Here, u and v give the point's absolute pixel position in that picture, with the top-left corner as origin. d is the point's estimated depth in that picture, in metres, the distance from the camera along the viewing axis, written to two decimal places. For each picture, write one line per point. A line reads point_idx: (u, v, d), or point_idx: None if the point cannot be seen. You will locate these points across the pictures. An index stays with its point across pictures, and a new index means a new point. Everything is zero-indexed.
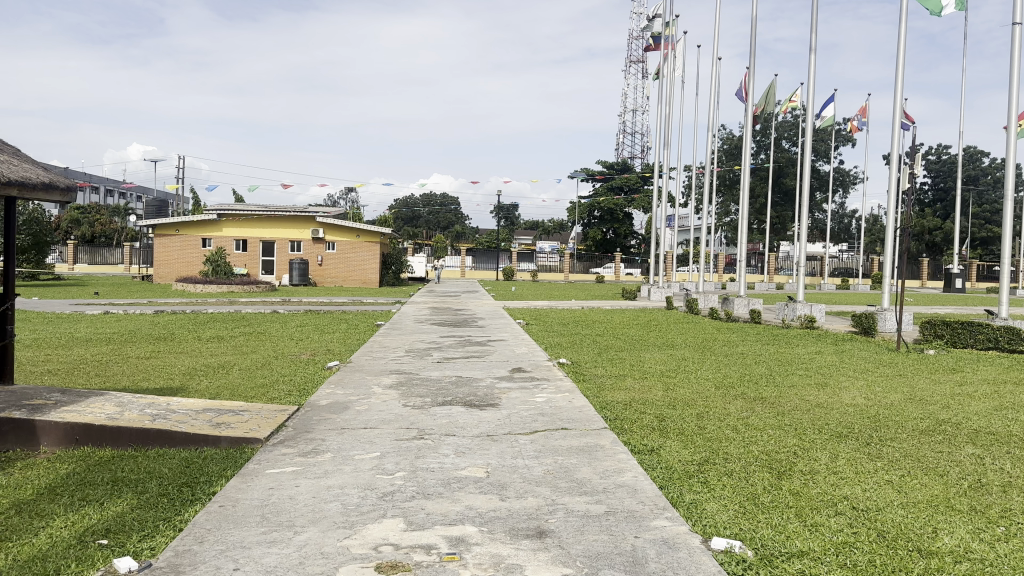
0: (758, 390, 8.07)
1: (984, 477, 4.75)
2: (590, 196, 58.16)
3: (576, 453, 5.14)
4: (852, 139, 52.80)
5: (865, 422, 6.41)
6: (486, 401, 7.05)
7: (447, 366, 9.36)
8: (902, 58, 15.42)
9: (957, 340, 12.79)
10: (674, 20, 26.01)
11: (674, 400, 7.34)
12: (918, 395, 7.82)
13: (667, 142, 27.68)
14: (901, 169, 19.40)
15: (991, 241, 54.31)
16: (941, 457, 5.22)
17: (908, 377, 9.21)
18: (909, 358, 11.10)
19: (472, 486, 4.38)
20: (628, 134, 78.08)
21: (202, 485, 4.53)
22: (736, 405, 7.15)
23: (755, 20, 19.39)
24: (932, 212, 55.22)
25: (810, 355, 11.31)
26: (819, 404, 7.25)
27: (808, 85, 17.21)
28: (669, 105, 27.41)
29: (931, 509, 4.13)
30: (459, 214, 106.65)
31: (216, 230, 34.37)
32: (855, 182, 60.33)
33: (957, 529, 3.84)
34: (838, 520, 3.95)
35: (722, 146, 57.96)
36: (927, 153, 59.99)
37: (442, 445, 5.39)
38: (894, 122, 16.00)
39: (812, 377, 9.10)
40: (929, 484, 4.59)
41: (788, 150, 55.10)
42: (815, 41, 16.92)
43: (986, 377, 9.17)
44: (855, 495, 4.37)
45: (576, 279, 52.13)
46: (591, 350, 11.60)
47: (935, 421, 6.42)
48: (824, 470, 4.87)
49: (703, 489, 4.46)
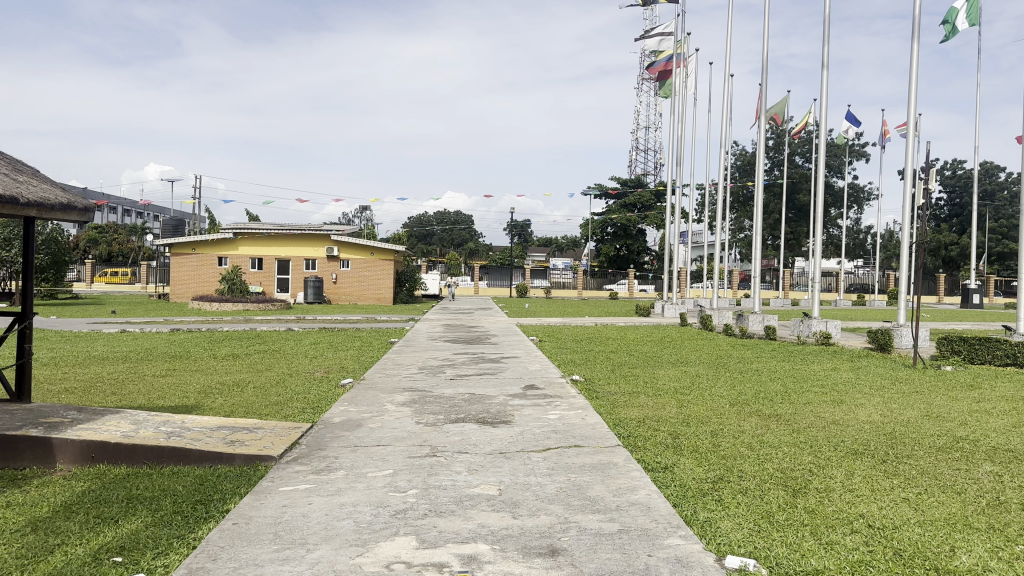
0: (773, 407, 8.00)
1: (1003, 494, 4.69)
2: (603, 213, 58.23)
3: (589, 470, 5.12)
4: (867, 155, 52.63)
5: (881, 438, 6.36)
6: (499, 418, 7.05)
7: (460, 383, 9.35)
8: (915, 75, 15.43)
9: (975, 356, 12.63)
10: (686, 38, 26.21)
11: (687, 417, 7.30)
12: (934, 412, 7.72)
13: (680, 159, 27.65)
14: (915, 185, 19.18)
15: (1008, 257, 53.80)
16: (959, 475, 5.16)
17: (925, 394, 9.09)
18: (926, 375, 10.94)
19: (485, 504, 4.37)
20: (641, 150, 77.63)
21: (215, 503, 4.54)
22: (750, 422, 7.11)
23: (766, 35, 19.50)
24: (948, 228, 54.95)
25: (825, 372, 11.18)
26: (835, 421, 7.20)
27: (820, 101, 17.21)
28: (682, 122, 27.55)
29: (949, 527, 4.08)
30: (472, 232, 107.16)
31: (231, 248, 34.69)
32: (870, 198, 60.03)
33: (975, 547, 3.78)
34: (854, 538, 3.92)
35: (735, 162, 57.98)
36: (942, 168, 59.70)
37: (455, 462, 5.40)
38: (908, 134, 15.89)
39: (827, 394, 9.01)
40: (946, 501, 4.54)
41: (801, 165, 55.04)
42: (827, 56, 16.97)
43: (1002, 394, 9.04)
44: (872, 512, 4.33)
45: (590, 296, 52.05)
46: (605, 368, 11.55)
47: (951, 438, 6.36)
48: (840, 488, 4.82)
49: (718, 507, 4.42)
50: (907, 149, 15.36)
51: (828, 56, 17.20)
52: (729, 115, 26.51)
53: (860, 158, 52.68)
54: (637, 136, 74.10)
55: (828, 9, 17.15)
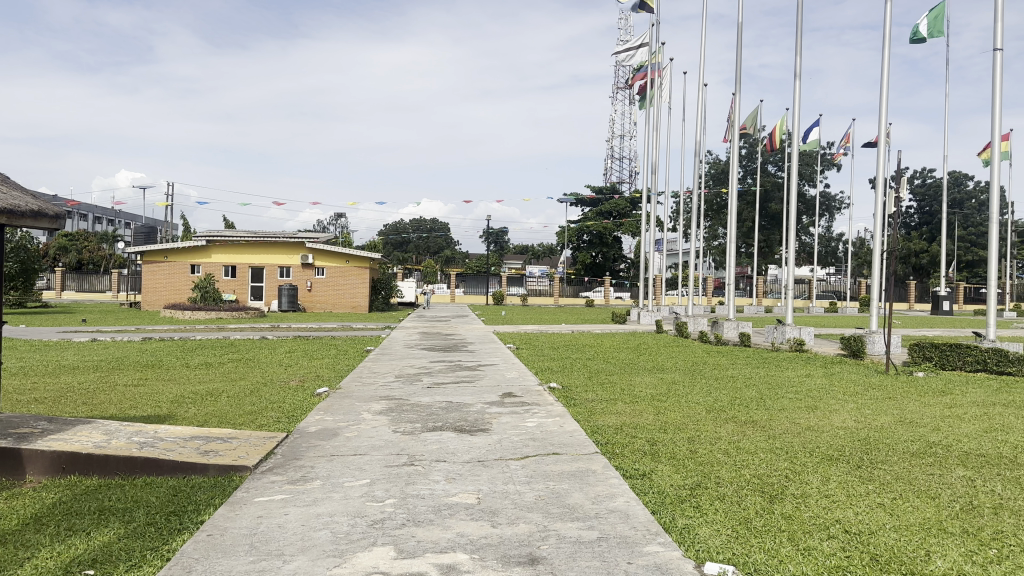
0: (748, 413, 8.06)
1: (976, 498, 4.76)
2: (579, 220, 58.50)
3: (567, 478, 5.12)
4: (838, 163, 53.53)
5: (854, 443, 6.44)
6: (477, 426, 7.02)
7: (437, 391, 9.30)
8: (885, 86, 15.72)
9: (945, 361, 12.84)
10: (661, 48, 26.44)
11: (665, 424, 7.32)
12: (907, 417, 7.85)
13: (655, 168, 27.87)
14: (887, 194, 19.49)
15: (977, 264, 54.94)
16: (932, 479, 5.24)
17: (897, 400, 9.20)
18: (898, 381, 11.07)
19: (463, 513, 4.35)
20: (616, 158, 77.78)
21: (189, 514, 4.47)
22: (726, 429, 7.14)
23: (740, 46, 19.77)
24: (919, 235, 56.03)
25: (799, 379, 11.27)
26: (809, 427, 7.27)
27: (792, 110, 17.44)
28: (657, 131, 27.80)
29: (923, 532, 4.13)
30: (449, 240, 107.13)
31: (204, 255, 34.35)
32: (842, 206, 60.92)
33: (950, 552, 3.83)
34: (831, 544, 3.95)
35: (708, 171, 58.69)
36: (913, 176, 60.76)
37: (433, 471, 5.37)
38: (878, 144, 16.16)
39: (802, 400, 9.07)
40: (921, 506, 4.60)
41: (774, 174, 55.80)
42: (800, 66, 17.22)
43: (973, 399, 9.22)
44: (848, 518, 4.37)
45: (566, 303, 52.19)
46: (581, 375, 11.56)
47: (924, 443, 6.46)
48: (816, 494, 4.86)
49: (696, 514, 4.43)
50: (878, 158, 15.66)
51: (800, 66, 17.47)
52: (704, 125, 26.74)
53: (831, 167, 53.59)
54: (612, 145, 74.74)
55: (800, 21, 17.40)
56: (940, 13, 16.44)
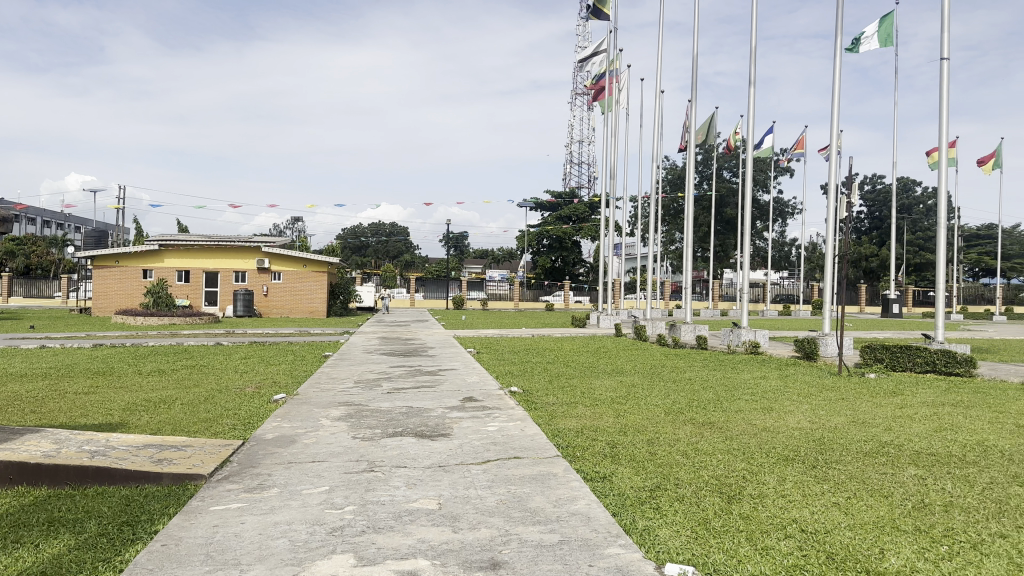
0: (706, 414, 8.17)
1: (928, 497, 4.89)
2: (539, 225, 58.68)
3: (529, 482, 5.12)
4: (790, 169, 54.67)
5: (809, 444, 6.58)
6: (438, 431, 6.99)
7: (397, 396, 9.25)
8: (837, 95, 16.13)
9: (896, 362, 13.20)
10: (619, 55, 26.69)
11: (625, 427, 7.38)
12: (859, 417, 8.04)
13: (614, 173, 28.12)
14: (838, 200, 19.97)
15: (925, 267, 56.48)
16: (884, 478, 5.36)
17: (850, 400, 9.42)
18: (850, 382, 11.33)
19: (424, 518, 4.32)
20: (575, 163, 78.20)
21: (142, 524, 4.35)
22: (685, 430, 7.22)
23: (695, 54, 20.07)
24: (869, 240, 57.45)
25: (754, 381, 11.46)
26: (765, 428, 7.39)
27: (747, 117, 17.77)
28: (616, 137, 28.06)
29: (877, 530, 4.23)
30: (408, 244, 106.58)
31: (157, 260, 33.62)
32: (795, 212, 62.15)
33: (903, 549, 3.92)
34: (788, 543, 4.02)
35: (666, 176, 59.42)
36: (863, 182, 62.28)
37: (393, 477, 5.32)
38: (831, 150, 16.52)
39: (758, 401, 9.23)
40: (874, 505, 4.71)
41: (729, 179, 56.75)
42: (754, 74, 17.56)
43: (923, 400, 9.46)
44: (804, 516, 4.45)
45: (526, 307, 52.32)
46: (542, 379, 11.57)
47: (877, 443, 6.62)
48: (773, 494, 4.94)
49: (656, 515, 4.47)
50: (830, 165, 16.01)
51: (754, 74, 17.80)
52: (662, 131, 27.06)
53: (784, 173, 54.69)
54: (571, 150, 75.23)
55: (754, 29, 17.73)
56: (890, 22, 16.91)
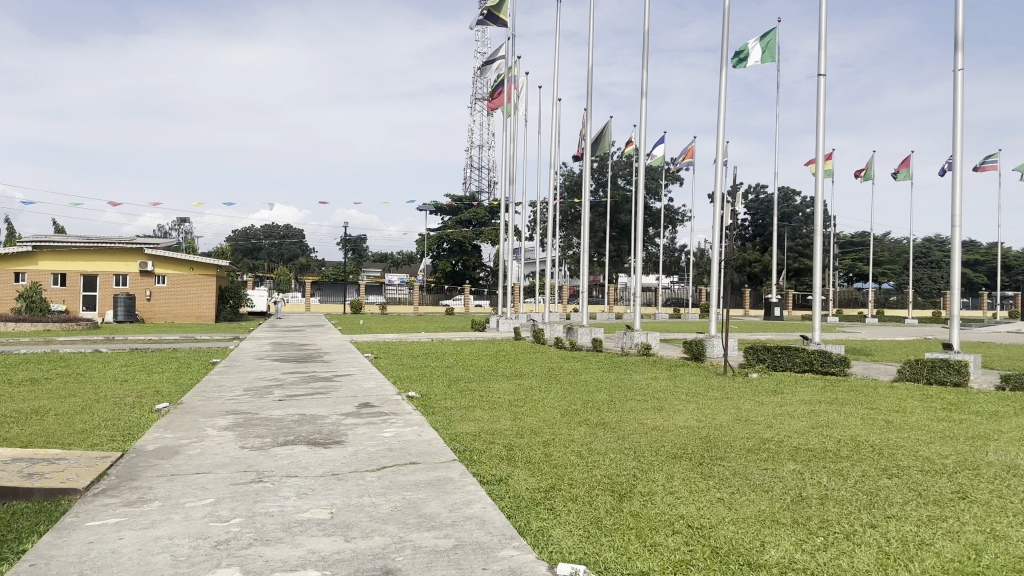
0: (600, 415, 8.35)
1: (804, 491, 5.17)
2: (439, 229, 58.50)
3: (423, 488, 5.08)
4: (681, 178, 56.80)
5: (697, 442, 6.83)
6: (331, 439, 6.83)
7: (289, 404, 8.99)
8: (722, 107, 16.87)
9: (777, 363, 13.92)
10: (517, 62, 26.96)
11: (521, 429, 7.44)
12: (743, 415, 8.42)
13: (512, 178, 28.36)
14: (724, 208, 20.90)
15: (804, 273, 59.88)
16: (766, 474, 5.63)
17: (735, 399, 9.85)
18: (735, 382, 11.86)
19: (316, 528, 4.21)
20: (475, 168, 78.38)
21: (8, 543, 4.04)
22: (580, 431, 7.36)
23: (591, 63, 20.51)
24: (752, 247, 60.35)
25: (646, 382, 11.80)
26: (656, 427, 7.62)
27: (639, 126, 18.31)
28: (514, 142, 28.31)
29: (758, 523, 4.44)
30: (304, 247, 103.92)
31: (28, 262, 31.38)
32: (685, 219, 64.57)
33: (782, 541, 4.13)
34: (675, 539, 4.15)
35: (563, 182, 60.49)
36: (747, 192, 65.40)
37: (284, 487, 5.16)
38: (718, 160, 17.24)
39: (649, 402, 9.51)
40: (756, 499, 4.94)
41: (623, 187, 58.38)
42: (646, 85, 18.12)
43: (801, 398, 10.00)
44: (691, 512, 4.62)
45: (426, 311, 52.03)
46: (440, 383, 11.50)
47: (759, 440, 6.95)
48: (662, 491, 5.10)
49: (550, 516, 4.53)
50: (716, 174, 16.72)
51: (646, 85, 18.37)
52: (559, 138, 27.51)
53: (675, 181, 56.77)
54: (471, 154, 75.43)
55: (646, 41, 18.29)
56: (771, 39, 17.84)
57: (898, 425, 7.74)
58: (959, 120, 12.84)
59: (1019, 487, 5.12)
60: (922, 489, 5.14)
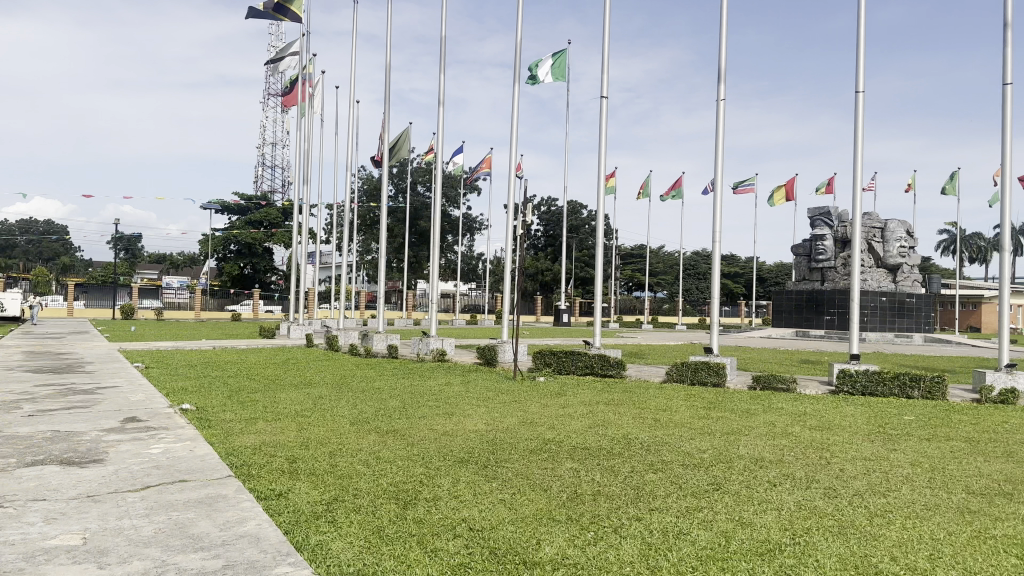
0: (390, 423, 8.28)
1: (579, 488, 5.46)
2: (226, 229, 55.14)
3: (194, 506, 4.73)
4: (478, 187, 58.14)
5: (484, 446, 6.99)
6: (89, 457, 6.16)
7: (41, 420, 7.99)
8: (515, 121, 17.44)
9: (562, 367, 14.64)
10: (312, 60, 26.13)
11: (306, 440, 7.17)
12: (529, 418, 8.75)
13: (307, 180, 27.42)
14: (517, 218, 21.63)
15: (589, 281, 63.57)
16: (545, 473, 5.89)
17: (522, 403, 10.20)
18: (522, 386, 12.29)
19: (64, 557, 3.76)
20: (268, 167, 74.92)
21: None
22: (368, 440, 7.24)
23: (389, 67, 20.35)
24: (544, 256, 63.07)
25: (438, 388, 11.89)
26: (444, 433, 7.69)
27: (436, 134, 18.45)
28: (309, 143, 27.41)
29: (535, 522, 4.62)
30: (67, 245, 93.41)
31: None
32: (482, 227, 66.13)
33: (555, 538, 4.32)
34: (455, 543, 4.20)
35: (361, 186, 59.55)
36: (540, 204, 68.30)
37: (27, 513, 4.57)
38: (511, 171, 17.79)
39: (439, 407, 9.60)
40: (535, 499, 5.14)
41: (422, 194, 58.63)
42: (442, 93, 18.30)
43: (582, 399, 10.59)
44: (472, 515, 4.70)
45: (210, 317, 48.77)
46: (221, 394, 10.80)
47: (542, 441, 7.24)
48: (446, 496, 5.15)
49: (330, 528, 4.41)
50: (510, 185, 17.25)
51: (442, 94, 18.56)
52: (356, 141, 27.03)
53: (473, 190, 57.98)
54: (264, 152, 72.02)
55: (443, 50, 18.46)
56: (562, 60, 18.80)
57: (665, 422, 8.46)
58: (719, 146, 14.18)
59: (760, 475, 5.78)
60: (682, 481, 5.64)
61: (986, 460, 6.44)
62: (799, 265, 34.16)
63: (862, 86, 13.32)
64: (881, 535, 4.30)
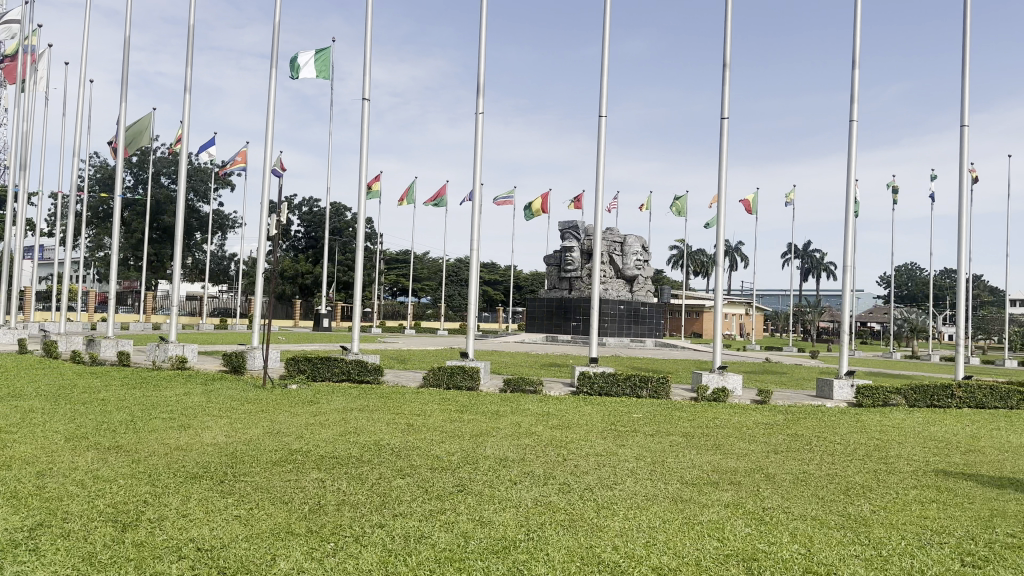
0: (114, 438, 7.48)
1: (323, 499, 5.31)
2: None
3: None
4: (232, 183, 54.62)
5: (223, 459, 6.56)
6: None
7: None
8: (271, 117, 16.62)
9: (317, 374, 14.20)
10: (35, 32, 23.00)
11: (6, 460, 6.25)
12: (275, 428, 8.37)
13: (24, 164, 23.97)
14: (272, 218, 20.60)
15: (351, 286, 62.33)
16: (287, 485, 5.66)
17: (270, 412, 9.72)
18: (273, 394, 11.70)
19: None
20: None
21: None
22: (86, 457, 6.48)
23: (127, 46, 18.42)
24: (304, 258, 60.73)
25: (178, 398, 10.94)
26: (179, 447, 7.10)
27: (182, 123, 17.04)
28: (27, 122, 24.00)
29: (272, 537, 4.42)
30: None
31: None
32: (236, 226, 62.21)
33: (292, 552, 4.17)
34: (180, 565, 3.90)
35: (93, 174, 53.29)
36: (301, 204, 65.79)
37: None
38: (265, 168, 16.90)
39: (175, 419, 8.85)
40: (274, 512, 4.92)
41: (168, 187, 53.84)
42: (190, 80, 16.93)
43: (335, 407, 10.34)
44: (202, 534, 4.40)
45: None
46: None
47: (288, 451, 6.96)
48: (173, 515, 4.76)
49: (30, 558, 3.89)
50: (265, 182, 16.41)
51: (189, 82, 17.18)
52: (88, 123, 24.15)
53: (226, 186, 54.35)
54: None
55: (191, 34, 17.09)
56: (325, 57, 18.30)
57: (417, 427, 8.53)
58: (477, 157, 14.51)
59: (503, 476, 6.04)
60: (428, 485, 5.72)
61: (697, 452, 7.30)
62: (551, 275, 36.21)
63: (606, 110, 14.38)
64: (606, 525, 4.69)
